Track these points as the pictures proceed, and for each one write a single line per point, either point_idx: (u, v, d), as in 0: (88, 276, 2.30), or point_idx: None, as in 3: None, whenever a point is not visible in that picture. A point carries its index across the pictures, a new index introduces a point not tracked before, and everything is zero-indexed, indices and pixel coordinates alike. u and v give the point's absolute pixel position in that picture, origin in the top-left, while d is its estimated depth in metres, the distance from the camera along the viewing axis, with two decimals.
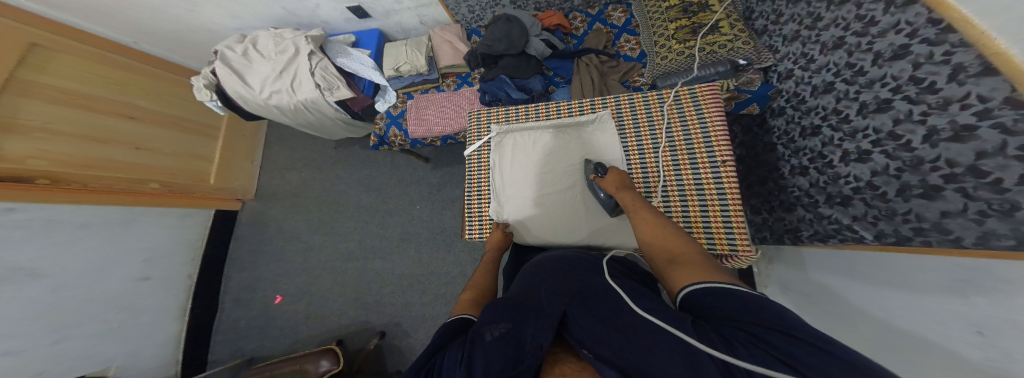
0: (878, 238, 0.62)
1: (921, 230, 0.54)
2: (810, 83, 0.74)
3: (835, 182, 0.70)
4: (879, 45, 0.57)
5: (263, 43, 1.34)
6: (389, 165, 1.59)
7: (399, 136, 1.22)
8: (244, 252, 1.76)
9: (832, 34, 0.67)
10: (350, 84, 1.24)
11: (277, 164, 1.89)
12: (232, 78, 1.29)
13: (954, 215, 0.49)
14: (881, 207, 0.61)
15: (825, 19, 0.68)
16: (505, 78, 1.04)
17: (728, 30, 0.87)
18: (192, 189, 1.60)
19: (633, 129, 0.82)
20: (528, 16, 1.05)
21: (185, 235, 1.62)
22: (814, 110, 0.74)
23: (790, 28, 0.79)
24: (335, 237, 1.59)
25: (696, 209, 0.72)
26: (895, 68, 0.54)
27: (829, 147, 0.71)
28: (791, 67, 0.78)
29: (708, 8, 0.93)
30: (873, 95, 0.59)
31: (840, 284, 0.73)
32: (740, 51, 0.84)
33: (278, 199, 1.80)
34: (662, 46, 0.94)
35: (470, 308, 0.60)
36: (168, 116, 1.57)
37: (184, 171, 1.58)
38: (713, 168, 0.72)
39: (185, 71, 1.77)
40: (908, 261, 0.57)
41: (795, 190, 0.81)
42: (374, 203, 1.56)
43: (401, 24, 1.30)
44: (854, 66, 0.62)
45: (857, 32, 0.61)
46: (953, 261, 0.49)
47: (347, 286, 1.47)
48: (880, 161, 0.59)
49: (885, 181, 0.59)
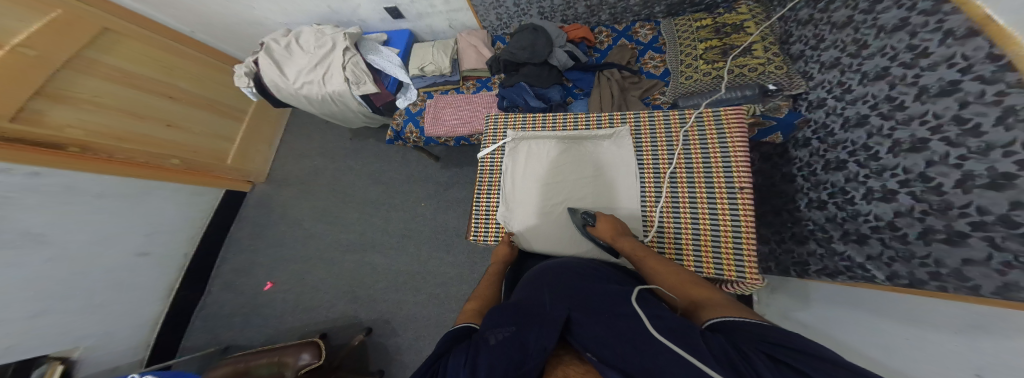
0: (891, 279, 0.58)
1: (936, 276, 0.50)
2: (841, 114, 0.72)
3: (854, 219, 0.67)
4: (927, 78, 0.53)
5: (306, 38, 1.43)
6: (399, 161, 1.61)
7: (415, 133, 1.24)
8: (244, 235, 1.76)
9: (876, 64, 0.64)
10: (376, 80, 1.30)
11: (292, 150, 1.93)
12: (271, 67, 1.37)
13: (977, 264, 0.45)
14: (899, 248, 0.58)
15: (872, 47, 0.65)
16: (526, 85, 1.07)
17: (762, 53, 0.90)
18: (211, 168, 1.63)
19: (650, 145, 0.81)
20: (554, 28, 1.11)
21: (192, 212, 1.63)
22: (842, 144, 0.71)
23: (829, 55, 0.76)
24: (337, 227, 1.57)
25: (708, 229, 0.69)
26: (940, 106, 0.50)
27: (852, 183, 0.67)
28: (824, 96, 0.76)
29: (742, 31, 0.95)
30: (909, 133, 0.56)
31: (840, 319, 0.68)
32: (772, 77, 0.86)
33: (287, 184, 1.82)
34: (688, 66, 0.98)
35: (474, 317, 0.57)
36: (201, 98, 1.64)
37: (206, 151, 1.62)
38: (729, 191, 0.69)
39: (229, 58, 1.88)
40: (923, 302, 0.52)
41: (810, 224, 0.78)
42: (380, 196, 1.57)
43: (432, 26, 1.37)
44: (894, 100, 0.59)
45: (905, 63, 0.57)
46: (971, 308, 0.45)
47: (341, 278, 1.44)
48: (905, 202, 0.56)
49: (908, 223, 0.56)
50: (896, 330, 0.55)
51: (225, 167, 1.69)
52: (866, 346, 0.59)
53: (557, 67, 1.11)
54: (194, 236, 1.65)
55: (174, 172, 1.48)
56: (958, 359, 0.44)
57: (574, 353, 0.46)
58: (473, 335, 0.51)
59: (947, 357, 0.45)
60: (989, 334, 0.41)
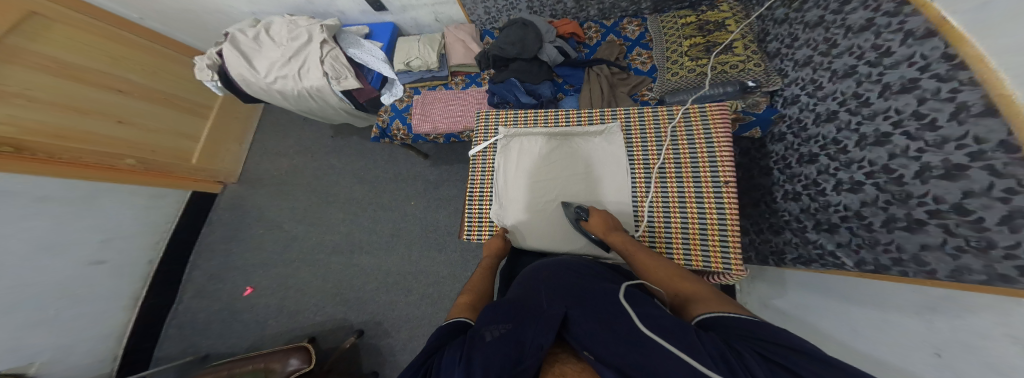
0: (858, 265, 0.63)
1: (898, 261, 0.55)
2: (813, 110, 0.77)
3: (825, 210, 0.72)
4: (890, 77, 0.58)
5: (277, 29, 1.34)
6: (385, 158, 1.57)
7: (402, 130, 1.21)
8: (216, 239, 1.66)
9: (844, 62, 0.69)
10: (359, 74, 1.25)
11: (268, 148, 1.83)
12: (239, 60, 1.28)
13: (932, 248, 0.50)
14: (865, 236, 0.62)
15: (841, 46, 0.70)
16: (516, 81, 1.07)
17: (741, 51, 0.95)
18: (172, 169, 1.52)
19: (641, 140, 0.83)
20: (544, 23, 1.11)
21: (154, 217, 1.52)
22: (814, 138, 0.76)
23: (803, 53, 0.81)
24: (321, 229, 1.52)
25: (696, 222, 0.73)
26: (901, 102, 0.55)
27: (824, 176, 0.72)
28: (797, 92, 0.82)
29: (724, 28, 1.00)
30: (874, 128, 0.61)
31: (813, 303, 0.75)
32: (750, 73, 0.91)
33: (263, 184, 1.73)
34: (674, 63, 1.01)
35: (467, 312, 0.58)
36: (157, 92, 1.50)
37: (166, 149, 1.50)
38: (715, 187, 0.73)
39: (190, 50, 1.73)
40: (879, 285, 0.59)
41: (786, 215, 0.83)
42: (366, 195, 1.52)
43: (416, 20, 1.33)
44: (862, 96, 0.64)
45: (871, 62, 0.62)
46: (921, 288, 0.51)
47: (328, 281, 1.40)
48: (871, 192, 0.61)
49: (873, 212, 0.61)
50: (860, 310, 0.62)
51: (188, 166, 1.58)
52: (838, 328, 0.66)
53: (547, 63, 1.11)
54: (158, 242, 1.54)
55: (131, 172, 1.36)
56: (920, 340, 0.49)
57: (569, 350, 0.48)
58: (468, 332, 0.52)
59: (905, 335, 0.52)
60: (941, 315, 0.47)
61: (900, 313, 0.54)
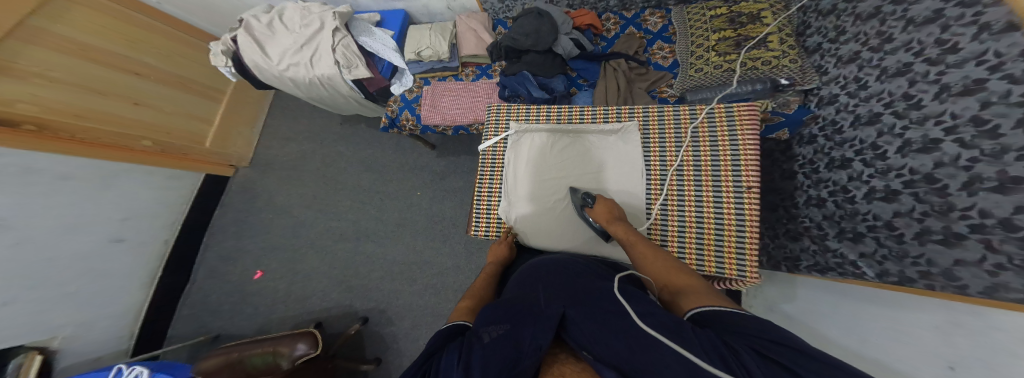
0: (881, 276, 0.60)
1: (926, 275, 0.52)
2: (853, 112, 0.72)
3: (852, 218, 0.69)
4: (951, 76, 0.52)
5: (290, 16, 1.34)
6: (393, 148, 1.57)
7: (411, 121, 1.20)
8: (228, 222, 1.70)
9: (898, 59, 0.63)
10: (369, 63, 1.24)
11: (278, 135, 1.84)
12: (253, 48, 1.29)
13: (968, 264, 0.46)
14: (893, 247, 0.59)
15: (896, 40, 0.64)
16: (528, 74, 1.04)
17: (776, 46, 0.90)
18: (187, 151, 1.55)
19: (658, 140, 0.80)
20: (560, 14, 1.07)
21: (170, 198, 1.55)
22: (850, 142, 0.72)
23: (849, 49, 0.76)
24: (328, 216, 1.54)
25: (712, 227, 0.71)
26: (960, 105, 0.50)
27: (855, 182, 0.69)
28: (837, 92, 0.77)
29: (759, 21, 0.95)
30: (922, 133, 0.56)
31: (822, 311, 0.74)
32: (784, 71, 0.86)
33: (273, 170, 1.75)
34: (698, 58, 0.97)
35: (466, 316, 0.58)
36: (173, 76, 1.52)
37: (180, 131, 1.52)
38: (736, 191, 0.70)
39: (206, 34, 1.75)
40: (905, 299, 0.57)
41: (806, 221, 0.80)
42: (373, 185, 1.53)
43: (428, 7, 1.31)
44: (912, 98, 0.59)
45: (929, 60, 0.56)
46: (947, 304, 0.49)
47: (334, 267, 1.42)
48: (906, 202, 0.57)
49: (906, 223, 0.57)
50: (875, 323, 0.60)
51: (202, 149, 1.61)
52: (847, 337, 0.65)
53: (561, 56, 1.08)
54: (173, 223, 1.58)
55: (144, 155, 1.40)
56: (936, 355, 0.47)
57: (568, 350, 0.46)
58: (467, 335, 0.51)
59: (922, 348, 0.50)
60: (964, 332, 0.45)
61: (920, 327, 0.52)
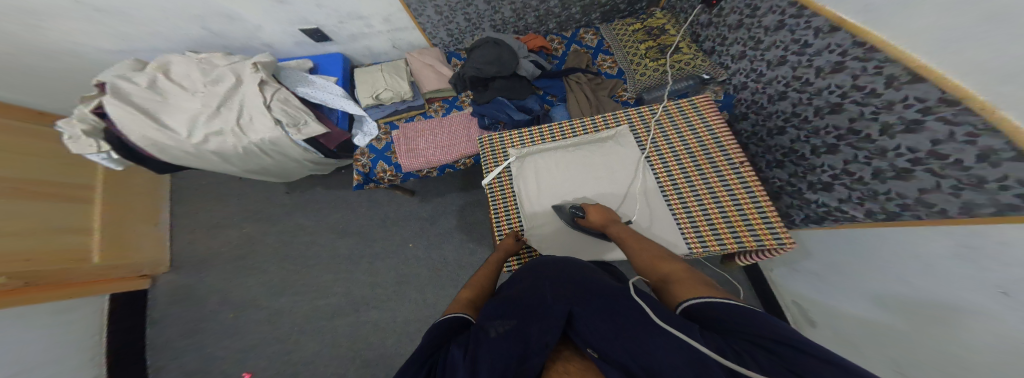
0: (869, 215, 0.70)
1: (905, 206, 0.62)
2: (765, 93, 0.88)
3: (813, 171, 0.80)
4: (818, 62, 0.70)
5: (180, 71, 1.11)
6: (366, 204, 1.46)
7: (388, 171, 1.10)
8: (175, 333, 1.38)
9: (774, 53, 0.82)
10: (320, 116, 1.09)
11: (210, 220, 1.55)
12: (141, 119, 1.00)
13: (931, 191, 0.56)
14: (862, 189, 0.69)
15: (766, 42, 0.84)
16: (504, 100, 1.04)
17: (688, 50, 1.06)
18: (71, 275, 1.21)
19: (649, 139, 0.86)
20: (514, 40, 1.07)
21: (68, 333, 1.18)
22: (775, 114, 0.87)
23: (736, 49, 0.95)
24: (310, 296, 1.35)
25: (729, 204, 0.74)
26: (837, 79, 0.67)
27: (798, 143, 0.82)
28: (744, 80, 0.94)
29: (667, 33, 1.09)
30: (824, 100, 0.72)
31: (850, 260, 0.80)
32: (701, 68, 1.02)
33: (212, 266, 1.47)
34: (638, 64, 1.06)
35: (465, 308, 0.58)
36: (8, 180, 1.10)
37: (50, 253, 1.15)
38: (733, 169, 0.77)
39: (19, 110, 1.31)
40: (908, 234, 0.64)
41: (777, 181, 0.93)
42: (355, 247, 1.40)
43: (370, 49, 1.21)
44: (801, 79, 0.76)
45: (796, 52, 0.76)
46: (944, 229, 0.56)
47: (340, 344, 1.26)
48: (848, 152, 0.70)
49: (859, 167, 0.69)
50: (902, 262, 0.67)
51: (90, 267, 1.26)
52: (891, 281, 0.70)
53: (525, 78, 1.08)
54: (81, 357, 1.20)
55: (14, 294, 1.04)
56: (982, 280, 0.52)
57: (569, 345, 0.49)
58: (467, 327, 0.53)
59: (964, 278, 0.55)
60: (984, 254, 0.51)
61: (945, 258, 0.57)
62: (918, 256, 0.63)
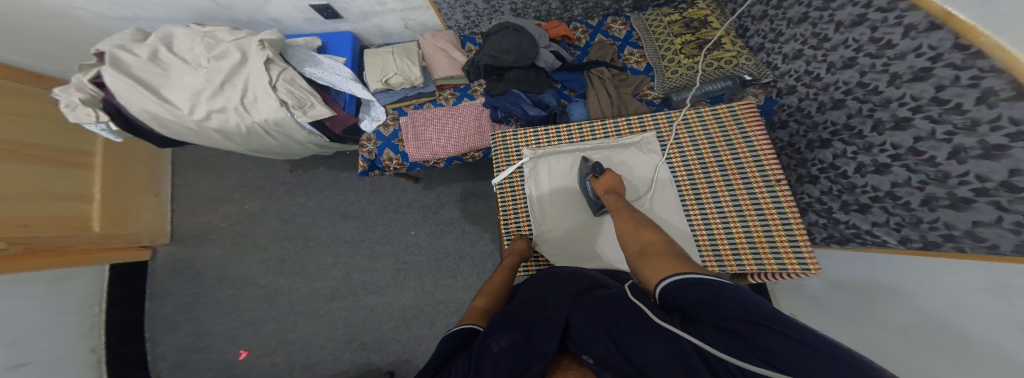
0: (904, 242, 0.65)
1: (950, 237, 0.57)
2: (817, 99, 0.82)
3: (852, 190, 0.75)
4: (898, 67, 0.62)
5: (183, 45, 1.06)
6: (368, 189, 1.43)
7: (395, 159, 1.08)
8: (174, 307, 1.39)
9: (841, 55, 0.74)
10: (327, 99, 1.05)
11: (211, 194, 1.52)
12: (142, 94, 0.97)
13: (986, 225, 0.51)
14: (905, 215, 0.64)
15: (833, 40, 0.76)
16: (520, 93, 0.99)
17: (730, 46, 1.00)
18: (69, 242, 1.19)
19: (676, 145, 0.83)
20: (534, 27, 1.01)
21: (67, 302, 1.18)
22: (823, 124, 0.81)
23: (791, 48, 0.89)
24: (310, 277, 1.34)
25: (756, 221, 0.71)
26: (916, 89, 0.59)
27: (842, 159, 0.77)
28: (793, 83, 0.89)
29: (709, 25, 1.03)
30: (890, 113, 0.65)
31: (867, 285, 0.75)
32: (745, 67, 0.97)
33: (211, 241, 1.45)
34: (670, 60, 1.00)
35: (476, 318, 0.57)
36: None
37: (43, 220, 1.12)
38: (767, 185, 0.73)
39: (18, 73, 1.27)
40: (943, 264, 0.58)
41: (805, 197, 0.89)
42: (356, 232, 1.38)
43: (382, 27, 1.15)
44: (868, 86, 0.68)
45: (871, 54, 0.67)
46: (986, 265, 0.51)
47: (337, 328, 1.26)
48: (901, 173, 0.64)
49: (908, 192, 0.63)
50: (926, 294, 0.61)
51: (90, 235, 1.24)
52: (905, 311, 0.65)
53: (543, 69, 1.03)
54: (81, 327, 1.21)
55: (11, 261, 1.02)
56: (1005, 319, 0.46)
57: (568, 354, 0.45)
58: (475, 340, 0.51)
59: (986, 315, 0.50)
60: (1021, 293, 0.45)
61: (975, 294, 0.52)
62: (946, 289, 0.57)
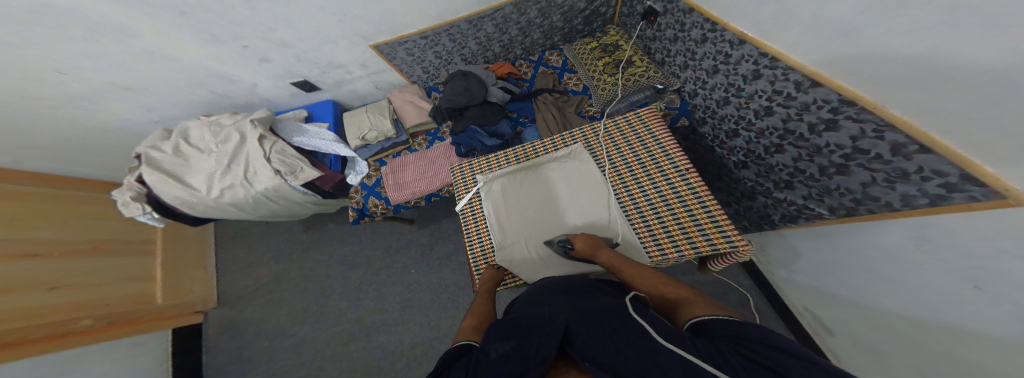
0: (833, 211, 0.71)
1: (859, 201, 0.64)
2: (711, 98, 0.94)
3: (773, 171, 0.83)
4: (741, 70, 0.81)
5: (196, 135, 1.25)
6: (370, 236, 1.57)
7: (380, 205, 1.17)
8: (222, 360, 1.48)
9: (708, 63, 0.92)
10: (315, 162, 1.18)
11: (245, 260, 1.71)
12: (170, 184, 1.15)
13: (871, 184, 0.60)
14: (818, 186, 0.72)
15: (699, 52, 0.94)
16: (476, 128, 1.05)
17: (640, 63, 1.10)
18: (139, 315, 1.36)
19: (601, 151, 0.87)
20: (482, 70, 1.11)
21: (142, 362, 1.32)
22: (726, 118, 0.91)
23: (679, 59, 1.04)
24: (328, 324, 1.45)
25: (681, 209, 0.72)
26: (760, 85, 0.77)
27: (751, 145, 0.86)
28: (695, 87, 1.00)
29: (620, 48, 1.15)
30: (757, 104, 0.80)
31: (824, 256, 0.81)
32: (655, 79, 1.05)
33: (248, 299, 1.61)
34: (598, 80, 1.09)
35: (470, 334, 0.60)
36: (84, 242, 1.30)
37: (121, 297, 1.32)
38: (681, 176, 0.76)
39: (92, 181, 1.54)
40: (866, 227, 0.66)
41: (748, 182, 0.94)
42: (363, 276, 1.49)
43: (356, 92, 1.32)
44: (734, 85, 0.84)
45: (723, 62, 0.87)
46: (899, 222, 0.59)
47: (356, 371, 1.32)
48: (793, 151, 0.75)
49: (807, 165, 0.73)
50: (868, 255, 0.68)
51: (156, 307, 1.42)
52: (866, 275, 0.70)
53: (497, 104, 1.10)
54: None
55: (90, 334, 1.18)
56: (951, 274, 0.53)
57: (576, 364, 0.44)
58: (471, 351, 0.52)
59: (936, 272, 0.55)
60: (946, 247, 0.52)
61: (908, 250, 0.58)
62: (879, 244, 0.64)
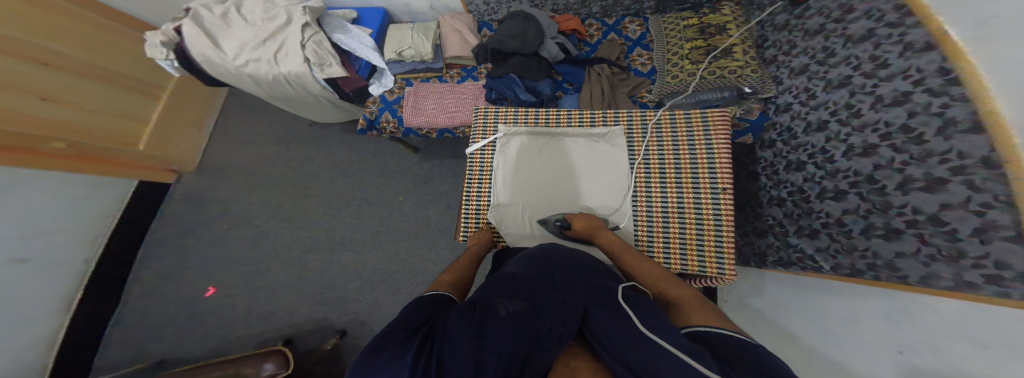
0: (835, 268, 0.68)
1: (874, 266, 0.59)
2: (805, 119, 0.79)
3: (809, 215, 0.76)
4: (883, 89, 0.59)
5: (249, 6, 1.21)
6: (371, 151, 1.50)
7: (392, 122, 1.17)
8: (172, 233, 1.46)
9: (840, 72, 0.70)
10: (345, 63, 1.17)
11: (239, 136, 1.64)
12: (202, 40, 1.13)
13: (907, 256, 0.53)
14: (843, 242, 0.66)
15: (838, 55, 0.71)
16: (515, 77, 1.05)
17: (740, 56, 0.97)
18: (114, 154, 1.32)
19: (641, 141, 0.84)
20: (546, 18, 1.10)
21: (91, 210, 1.30)
22: (803, 146, 0.79)
23: (799, 61, 0.83)
24: (296, 225, 1.40)
25: (692, 222, 0.75)
26: (891, 114, 0.57)
27: (809, 183, 0.77)
28: (791, 100, 0.84)
29: (725, 32, 1.02)
30: (862, 138, 0.64)
31: (788, 307, 0.81)
32: (748, 79, 0.93)
33: (228, 177, 1.55)
34: (674, 65, 1.04)
35: (444, 287, 0.54)
36: (94, 67, 1.26)
37: (106, 133, 1.28)
38: (713, 189, 0.75)
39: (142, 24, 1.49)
40: (851, 287, 0.63)
41: (770, 219, 0.89)
42: (350, 189, 1.44)
43: (409, 6, 1.33)
44: (853, 107, 0.66)
45: (866, 73, 0.63)
46: (889, 292, 0.55)
47: (304, 280, 1.29)
48: (854, 201, 0.65)
49: (853, 220, 0.65)
50: (835, 311, 0.66)
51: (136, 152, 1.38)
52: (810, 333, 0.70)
53: (547, 60, 1.10)
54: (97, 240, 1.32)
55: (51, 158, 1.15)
56: (885, 339, 0.53)
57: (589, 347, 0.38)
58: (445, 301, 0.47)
59: (873, 338, 0.55)
60: (909, 317, 0.51)
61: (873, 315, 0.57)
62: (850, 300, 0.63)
